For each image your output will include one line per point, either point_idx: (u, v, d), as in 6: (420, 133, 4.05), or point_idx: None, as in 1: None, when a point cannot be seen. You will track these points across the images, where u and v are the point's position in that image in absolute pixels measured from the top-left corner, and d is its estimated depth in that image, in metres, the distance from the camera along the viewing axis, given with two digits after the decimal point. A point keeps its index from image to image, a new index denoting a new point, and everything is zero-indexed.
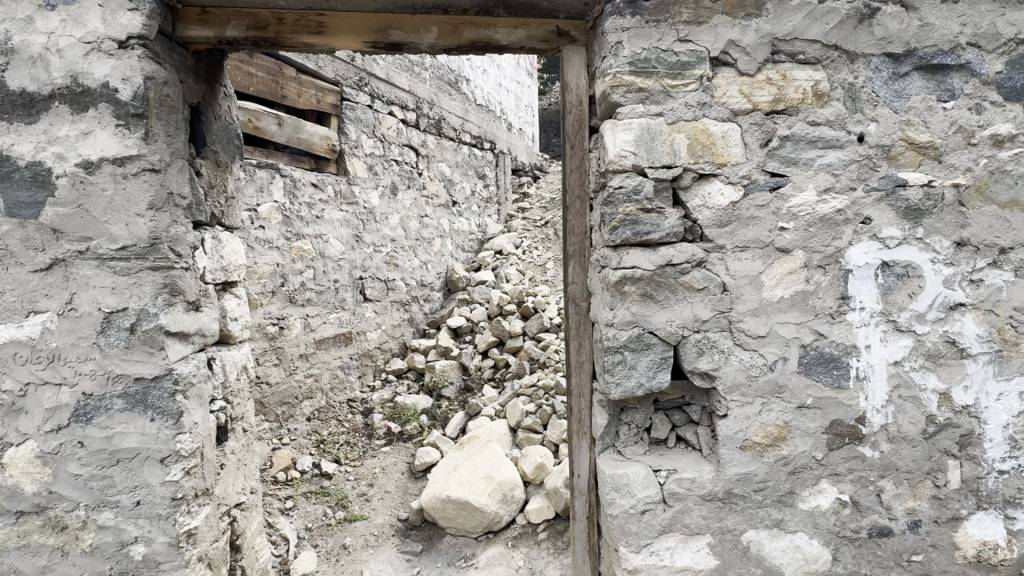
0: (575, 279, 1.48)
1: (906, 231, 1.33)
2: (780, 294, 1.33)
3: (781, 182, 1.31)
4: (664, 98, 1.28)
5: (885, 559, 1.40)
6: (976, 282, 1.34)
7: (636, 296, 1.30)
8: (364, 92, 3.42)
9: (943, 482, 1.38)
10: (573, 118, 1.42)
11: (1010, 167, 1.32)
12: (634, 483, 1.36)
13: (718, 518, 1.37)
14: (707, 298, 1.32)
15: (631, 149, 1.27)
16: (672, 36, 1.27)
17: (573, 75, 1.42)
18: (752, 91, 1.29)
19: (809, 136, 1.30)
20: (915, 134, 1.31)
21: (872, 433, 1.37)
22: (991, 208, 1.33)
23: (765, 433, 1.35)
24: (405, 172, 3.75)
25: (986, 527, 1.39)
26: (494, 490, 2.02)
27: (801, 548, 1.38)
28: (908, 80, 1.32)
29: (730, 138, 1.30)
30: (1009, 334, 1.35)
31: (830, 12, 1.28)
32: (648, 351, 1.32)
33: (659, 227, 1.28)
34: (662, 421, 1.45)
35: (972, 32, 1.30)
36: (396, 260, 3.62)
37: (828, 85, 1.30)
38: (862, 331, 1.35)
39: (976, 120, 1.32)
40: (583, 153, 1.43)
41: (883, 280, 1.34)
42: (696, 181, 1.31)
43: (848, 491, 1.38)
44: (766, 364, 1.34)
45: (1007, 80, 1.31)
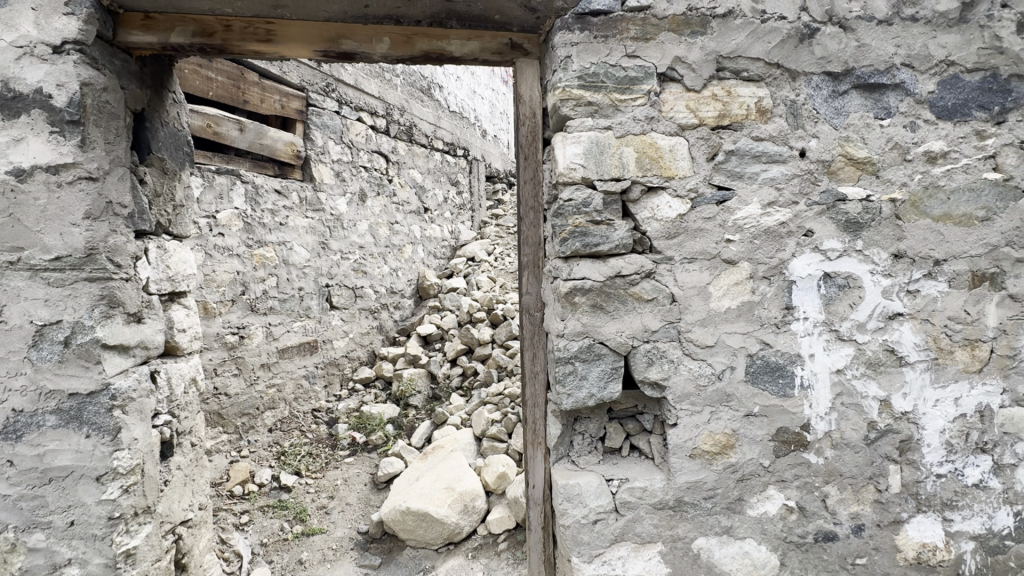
0: (529, 290, 1.49)
1: (846, 243, 1.37)
2: (726, 304, 1.36)
3: (726, 196, 1.34)
4: (613, 112, 1.30)
5: (831, 563, 1.43)
6: (913, 292, 1.39)
7: (586, 307, 1.32)
8: (331, 98, 3.39)
9: (884, 487, 1.42)
10: (526, 130, 1.43)
11: (942, 183, 1.38)
12: (586, 493, 1.36)
13: (669, 526, 1.39)
14: (656, 308, 1.34)
15: (579, 162, 1.28)
16: (620, 51, 1.29)
17: (527, 88, 1.43)
18: (698, 107, 1.32)
19: (753, 151, 1.34)
20: (854, 150, 1.36)
21: (816, 440, 1.40)
22: (926, 222, 1.38)
23: (713, 442, 1.37)
24: (374, 179, 3.73)
25: (925, 530, 1.44)
26: (455, 501, 2.01)
27: (749, 554, 1.40)
28: (847, 98, 1.36)
29: (677, 152, 1.32)
30: (944, 343, 1.41)
31: (772, 31, 1.31)
32: (599, 361, 1.34)
33: (608, 239, 1.30)
34: (616, 430, 1.47)
35: (906, 53, 1.36)
36: (365, 267, 3.60)
37: (771, 102, 1.34)
38: (806, 340, 1.38)
39: (910, 137, 1.37)
40: (536, 164, 1.44)
41: (826, 290, 1.38)
42: (644, 194, 1.33)
43: (794, 497, 1.41)
44: (714, 374, 1.37)
45: (939, 99, 1.37)
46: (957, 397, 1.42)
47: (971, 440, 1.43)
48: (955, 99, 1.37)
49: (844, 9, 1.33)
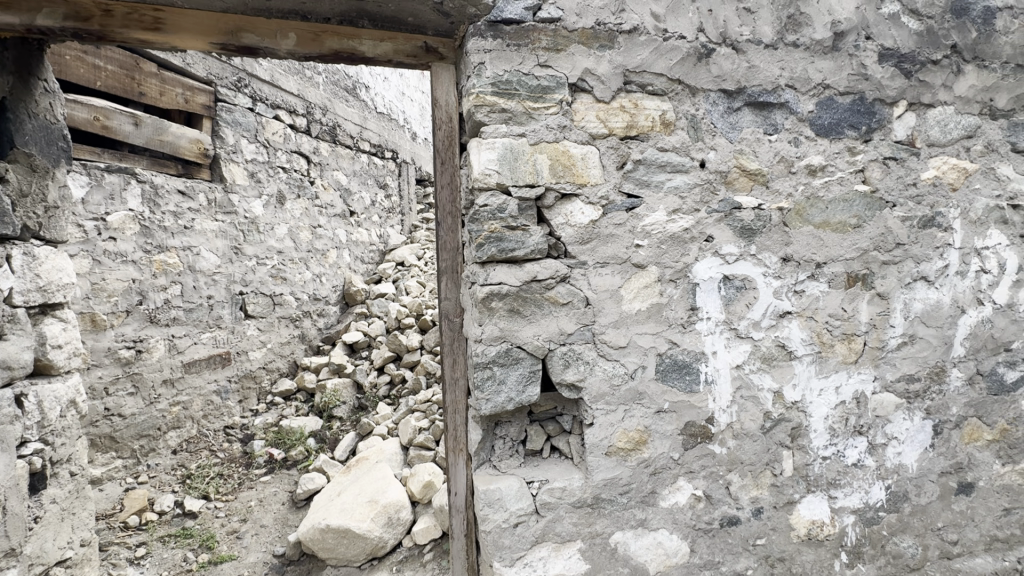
0: (448, 295, 1.50)
1: (742, 248, 1.49)
2: (637, 306, 1.42)
3: (635, 203, 1.40)
4: (527, 119, 1.33)
5: (735, 545, 1.53)
6: (799, 292, 1.53)
7: (503, 312, 1.33)
8: (244, 94, 3.20)
9: (779, 472, 1.55)
10: (443, 135, 1.43)
11: (821, 194, 1.53)
12: (506, 497, 1.37)
13: (587, 523, 1.42)
14: (572, 312, 1.38)
15: (494, 168, 1.30)
16: (532, 60, 1.32)
17: (443, 92, 1.43)
18: (608, 117, 1.38)
19: (659, 160, 1.41)
20: (747, 162, 1.48)
21: (719, 431, 1.50)
22: (809, 228, 1.53)
23: (627, 438, 1.43)
24: (294, 180, 3.57)
25: (814, 508, 1.59)
26: (378, 514, 1.95)
27: (662, 544, 1.47)
28: (740, 114, 1.48)
29: (588, 160, 1.37)
30: (826, 337, 1.56)
31: (672, 49, 1.40)
32: (517, 365, 1.35)
33: (523, 244, 1.32)
34: (537, 432, 1.49)
35: (790, 75, 1.49)
36: (284, 273, 3.43)
37: (674, 115, 1.42)
38: (709, 339, 1.48)
39: (794, 151, 1.51)
40: (454, 169, 1.44)
41: (725, 292, 1.49)
42: (558, 201, 1.36)
43: (701, 486, 1.50)
44: (627, 373, 1.42)
45: (818, 118, 1.52)
46: (838, 386, 1.58)
47: (850, 423, 1.59)
48: (831, 118, 1.53)
49: (736, 32, 1.44)
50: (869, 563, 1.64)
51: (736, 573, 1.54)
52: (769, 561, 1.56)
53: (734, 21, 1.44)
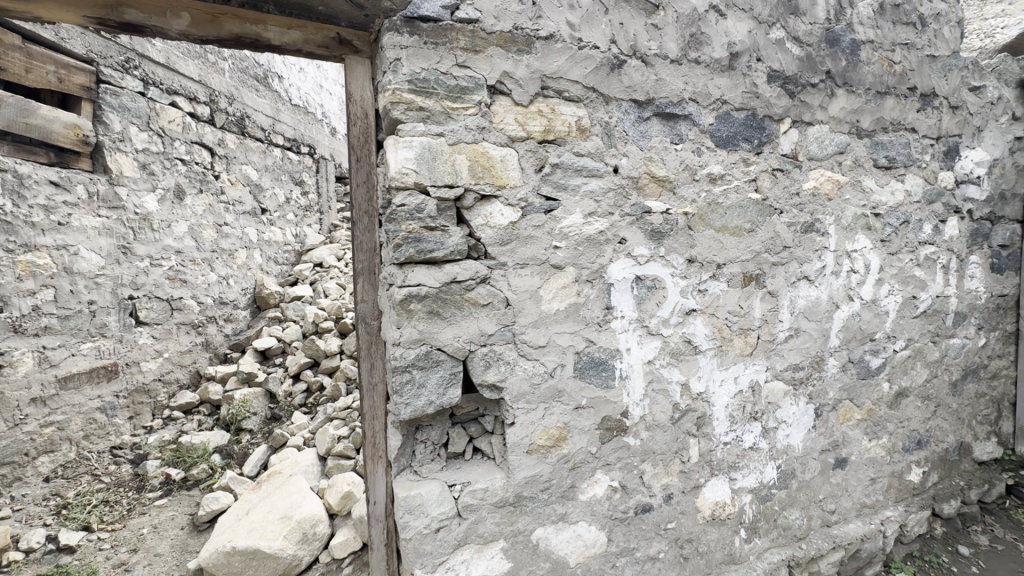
0: (365, 298, 1.45)
1: (652, 250, 1.57)
2: (556, 306, 1.46)
3: (553, 206, 1.44)
4: (445, 119, 1.31)
5: (648, 531, 1.62)
6: (702, 291, 1.65)
7: (422, 314, 1.31)
8: (133, 76, 2.88)
9: (686, 459, 1.66)
10: (358, 131, 1.38)
11: (720, 200, 1.66)
12: (427, 503, 1.34)
13: (509, 522, 1.43)
14: (492, 313, 1.38)
15: (412, 167, 1.27)
16: (450, 60, 1.31)
17: (358, 87, 1.38)
18: (526, 121, 1.40)
19: (575, 165, 1.46)
20: (655, 169, 1.57)
21: (633, 424, 1.58)
22: (710, 231, 1.65)
23: (548, 435, 1.46)
24: (195, 174, 3.27)
25: (717, 490, 1.72)
26: (292, 531, 1.84)
27: (582, 536, 1.52)
28: (649, 124, 1.56)
29: (508, 163, 1.38)
30: (726, 332, 1.69)
31: (587, 58, 1.44)
32: (437, 368, 1.34)
33: (442, 245, 1.31)
34: (458, 434, 1.47)
35: (693, 89, 1.60)
36: (184, 275, 3.14)
37: (589, 122, 1.48)
38: (623, 336, 1.55)
39: (696, 160, 1.62)
40: (370, 167, 1.40)
41: (637, 291, 1.57)
42: (478, 202, 1.36)
43: (617, 478, 1.57)
44: (546, 372, 1.45)
45: (717, 131, 1.64)
46: (737, 376, 1.72)
47: (746, 410, 1.74)
48: (728, 131, 1.66)
49: (644, 46, 1.52)
50: (763, 536, 1.81)
51: (649, 557, 1.63)
52: (679, 542, 1.67)
53: (643, 36, 1.52)
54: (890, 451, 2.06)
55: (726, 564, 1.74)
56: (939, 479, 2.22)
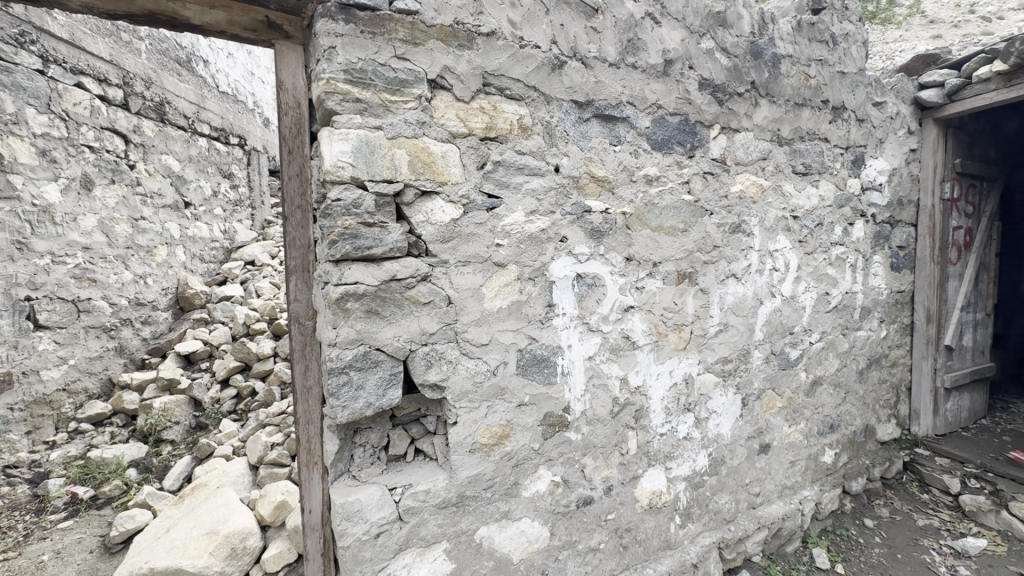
0: (299, 297, 1.38)
1: (591, 248, 1.61)
2: (498, 304, 1.45)
3: (495, 203, 1.43)
4: (383, 112, 1.27)
5: (589, 523, 1.66)
6: (639, 288, 1.71)
7: (360, 313, 1.27)
8: (30, 52, 2.58)
9: (625, 451, 1.72)
10: (290, 121, 1.30)
11: (656, 201, 1.72)
12: (366, 508, 1.30)
13: (452, 523, 1.42)
14: (433, 311, 1.36)
15: (348, 160, 1.23)
16: (388, 51, 1.27)
17: (289, 75, 1.30)
18: (467, 117, 1.38)
19: (516, 163, 1.46)
20: (595, 169, 1.60)
21: (575, 419, 1.61)
22: (647, 231, 1.72)
23: (490, 434, 1.45)
24: (107, 163, 2.98)
25: (654, 480, 1.79)
26: (218, 547, 1.71)
27: (525, 532, 1.53)
28: (589, 125, 1.59)
29: (449, 159, 1.36)
30: (661, 328, 1.76)
31: (528, 57, 1.45)
32: (376, 368, 1.29)
33: (381, 242, 1.27)
34: (400, 436, 1.43)
35: (630, 93, 1.65)
36: (92, 274, 2.86)
37: (530, 120, 1.48)
38: (564, 333, 1.58)
39: (634, 162, 1.68)
40: (303, 160, 1.33)
41: (578, 289, 1.59)
42: (418, 198, 1.34)
43: (560, 473, 1.59)
44: (489, 370, 1.45)
45: (653, 134, 1.71)
46: (672, 369, 1.80)
47: (681, 402, 1.83)
48: (663, 134, 1.73)
49: (585, 49, 1.55)
50: (696, 521, 1.91)
51: (591, 548, 1.66)
52: (618, 532, 1.72)
53: (582, 38, 1.54)
54: (807, 435, 2.23)
55: (663, 550, 1.82)
56: (849, 459, 2.43)
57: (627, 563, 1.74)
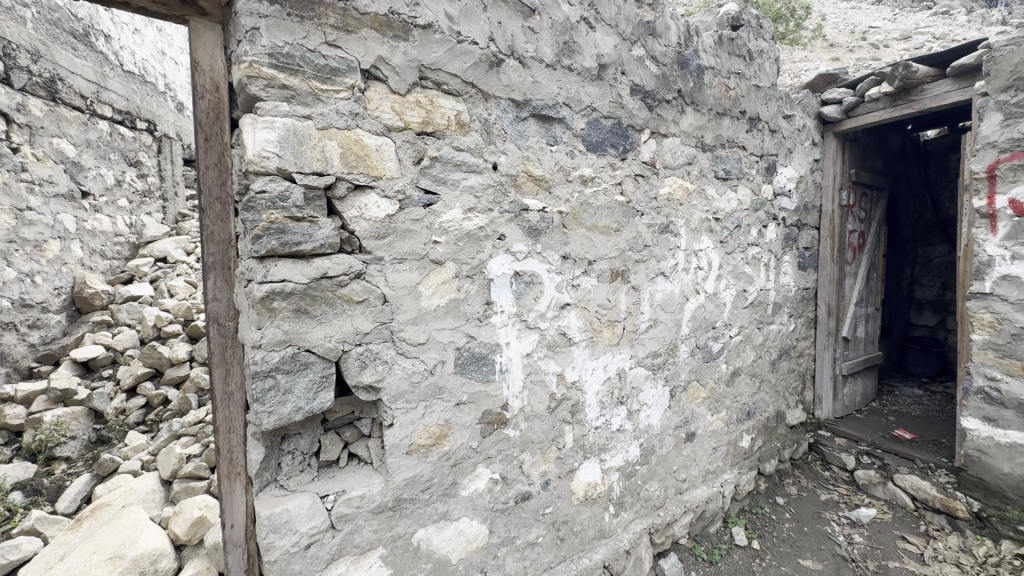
0: (218, 296, 1.28)
1: (529, 247, 1.62)
2: (436, 302, 1.43)
3: (432, 199, 1.41)
4: (313, 101, 1.21)
5: (528, 518, 1.68)
6: (575, 286, 1.75)
7: (288, 313, 1.20)
8: None
9: (562, 445, 1.76)
10: (207, 105, 1.20)
11: (590, 201, 1.77)
12: (295, 518, 1.23)
13: (388, 527, 1.38)
14: (368, 310, 1.31)
15: (273, 150, 1.16)
16: (318, 37, 1.21)
17: (206, 55, 1.20)
18: (403, 110, 1.35)
19: (454, 159, 1.44)
20: (532, 168, 1.62)
21: (513, 416, 1.62)
22: (583, 230, 1.76)
23: (428, 434, 1.43)
24: None
25: (590, 472, 1.84)
26: (124, 571, 1.56)
27: (463, 531, 1.53)
28: (527, 124, 1.61)
29: (383, 152, 1.32)
30: (596, 324, 1.82)
31: (466, 53, 1.43)
32: (305, 371, 1.23)
33: (311, 237, 1.21)
34: (332, 441, 1.37)
35: (566, 94, 1.68)
36: None
37: (468, 117, 1.47)
38: (502, 330, 1.58)
39: (570, 162, 1.71)
40: (222, 148, 1.24)
41: (516, 286, 1.60)
42: (352, 192, 1.28)
43: (498, 470, 1.60)
44: (426, 369, 1.42)
45: (588, 136, 1.75)
46: (606, 364, 1.86)
47: (614, 396, 1.89)
48: (597, 136, 1.78)
49: (522, 48, 1.56)
50: (629, 509, 1.99)
51: (529, 543, 1.68)
52: (556, 525, 1.76)
53: (520, 37, 1.55)
54: (728, 422, 2.39)
55: (598, 540, 1.88)
56: (763, 443, 2.64)
57: (564, 555, 1.79)
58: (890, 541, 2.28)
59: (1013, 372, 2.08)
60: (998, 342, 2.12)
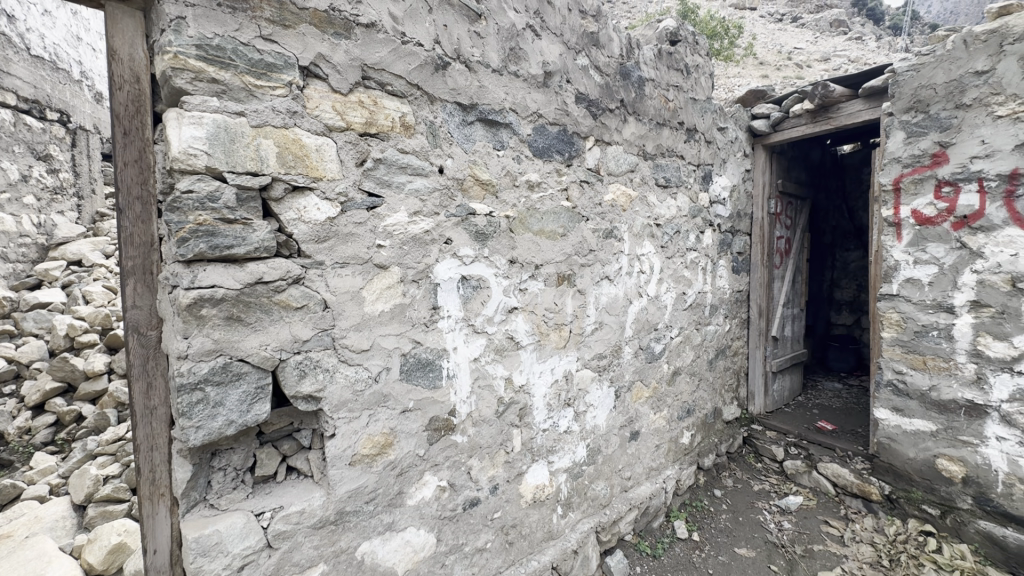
0: (139, 303, 1.18)
1: (476, 250, 1.62)
2: (380, 308, 1.39)
3: (376, 202, 1.37)
4: (246, 97, 1.15)
5: (476, 524, 1.67)
6: (522, 290, 1.76)
7: (218, 321, 1.13)
8: None
9: (510, 449, 1.76)
10: (127, 97, 1.11)
11: (537, 207, 1.79)
12: (227, 539, 1.16)
13: (330, 542, 1.32)
14: (307, 317, 1.26)
15: (201, 147, 1.09)
16: (252, 31, 1.15)
17: (124, 43, 1.11)
18: (345, 110, 1.31)
19: (399, 162, 1.41)
20: (479, 172, 1.62)
21: (461, 421, 1.61)
22: (530, 234, 1.78)
23: (372, 444, 1.39)
24: None
25: (538, 475, 1.86)
26: None
27: (410, 542, 1.49)
28: (473, 128, 1.60)
29: (324, 153, 1.27)
30: (543, 328, 1.84)
31: (410, 54, 1.41)
32: (238, 382, 1.16)
33: (244, 240, 1.15)
34: (269, 455, 1.30)
35: (512, 100, 1.69)
36: None
37: (413, 119, 1.45)
38: (450, 335, 1.57)
39: (516, 167, 1.72)
40: (143, 144, 1.15)
41: (463, 291, 1.59)
42: (289, 193, 1.23)
43: (445, 477, 1.57)
44: (370, 377, 1.38)
45: (534, 141, 1.78)
46: (553, 367, 1.88)
47: (561, 398, 1.92)
48: (544, 142, 1.81)
49: (468, 52, 1.55)
50: (576, 509, 2.02)
51: (477, 549, 1.67)
52: (504, 530, 1.75)
53: (466, 42, 1.55)
54: (669, 420, 2.49)
55: (546, 541, 1.90)
56: (702, 438, 2.76)
57: (513, 558, 1.79)
58: (815, 525, 2.45)
59: (917, 365, 2.30)
60: (904, 338, 2.34)
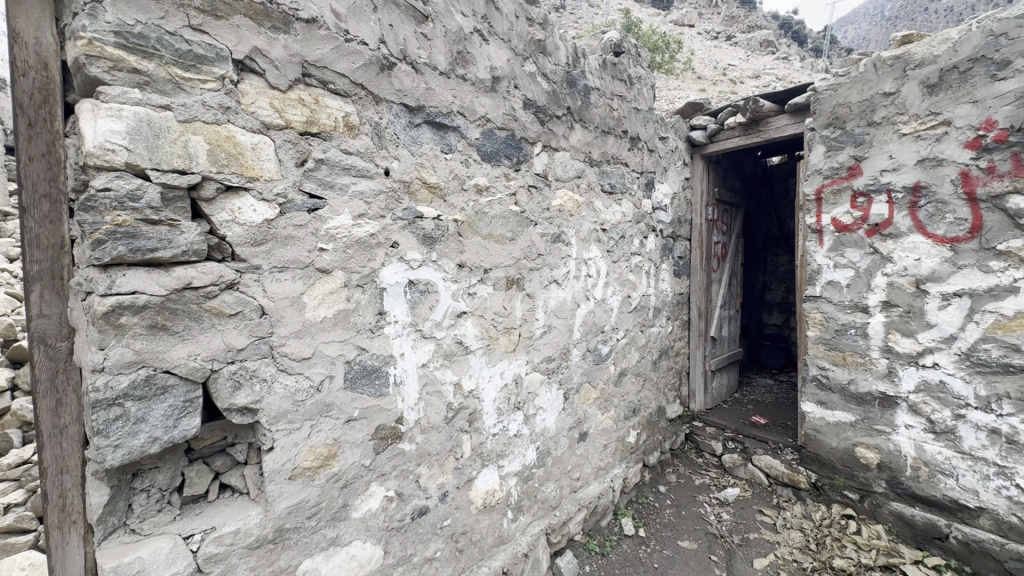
0: (46, 312, 1.07)
1: (423, 254, 1.59)
2: (322, 314, 1.34)
3: (318, 204, 1.32)
4: (172, 90, 1.08)
5: (425, 533, 1.63)
6: (471, 294, 1.75)
7: (140, 330, 1.05)
8: None
9: (459, 455, 1.74)
10: (32, 85, 1.01)
11: (485, 211, 1.79)
12: (150, 566, 1.07)
13: (268, 562, 1.25)
14: (242, 324, 1.19)
15: (121, 142, 1.01)
16: (179, 20, 1.08)
17: (30, 26, 1.00)
18: (284, 108, 1.25)
19: (342, 163, 1.37)
20: (426, 175, 1.59)
21: (408, 429, 1.57)
22: (478, 238, 1.77)
23: (314, 456, 1.33)
24: None
25: (488, 480, 1.85)
26: None
27: (355, 556, 1.44)
28: (420, 130, 1.58)
29: (261, 152, 1.21)
30: (492, 332, 1.84)
31: (354, 53, 1.37)
32: (163, 395, 1.08)
33: (170, 243, 1.07)
34: (199, 473, 1.22)
35: (460, 103, 1.68)
36: None
37: (357, 119, 1.41)
38: (397, 341, 1.53)
39: (464, 171, 1.72)
40: (52, 137, 1.04)
41: (410, 295, 1.56)
42: (222, 194, 1.16)
43: (393, 486, 1.53)
44: (312, 387, 1.32)
45: (482, 145, 1.77)
46: (503, 371, 1.89)
47: (511, 401, 1.92)
48: (492, 147, 1.81)
49: (414, 53, 1.53)
50: (526, 512, 2.03)
51: (426, 558, 1.64)
52: (454, 537, 1.73)
53: (412, 43, 1.52)
54: (616, 420, 2.56)
55: (497, 546, 1.89)
56: (647, 436, 2.86)
57: (462, 566, 1.76)
58: (750, 515, 2.59)
59: (837, 361, 2.49)
60: (826, 336, 2.53)
